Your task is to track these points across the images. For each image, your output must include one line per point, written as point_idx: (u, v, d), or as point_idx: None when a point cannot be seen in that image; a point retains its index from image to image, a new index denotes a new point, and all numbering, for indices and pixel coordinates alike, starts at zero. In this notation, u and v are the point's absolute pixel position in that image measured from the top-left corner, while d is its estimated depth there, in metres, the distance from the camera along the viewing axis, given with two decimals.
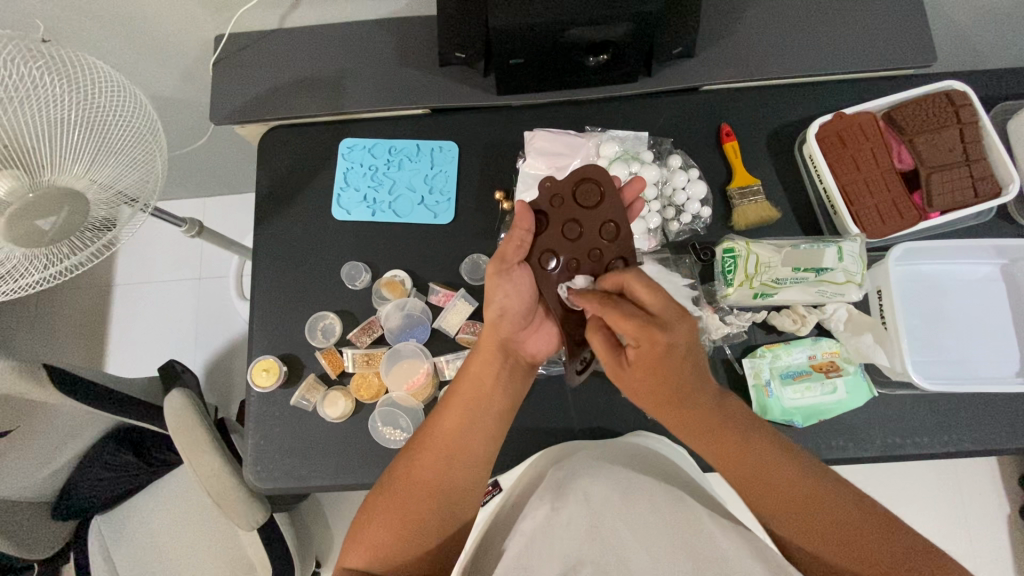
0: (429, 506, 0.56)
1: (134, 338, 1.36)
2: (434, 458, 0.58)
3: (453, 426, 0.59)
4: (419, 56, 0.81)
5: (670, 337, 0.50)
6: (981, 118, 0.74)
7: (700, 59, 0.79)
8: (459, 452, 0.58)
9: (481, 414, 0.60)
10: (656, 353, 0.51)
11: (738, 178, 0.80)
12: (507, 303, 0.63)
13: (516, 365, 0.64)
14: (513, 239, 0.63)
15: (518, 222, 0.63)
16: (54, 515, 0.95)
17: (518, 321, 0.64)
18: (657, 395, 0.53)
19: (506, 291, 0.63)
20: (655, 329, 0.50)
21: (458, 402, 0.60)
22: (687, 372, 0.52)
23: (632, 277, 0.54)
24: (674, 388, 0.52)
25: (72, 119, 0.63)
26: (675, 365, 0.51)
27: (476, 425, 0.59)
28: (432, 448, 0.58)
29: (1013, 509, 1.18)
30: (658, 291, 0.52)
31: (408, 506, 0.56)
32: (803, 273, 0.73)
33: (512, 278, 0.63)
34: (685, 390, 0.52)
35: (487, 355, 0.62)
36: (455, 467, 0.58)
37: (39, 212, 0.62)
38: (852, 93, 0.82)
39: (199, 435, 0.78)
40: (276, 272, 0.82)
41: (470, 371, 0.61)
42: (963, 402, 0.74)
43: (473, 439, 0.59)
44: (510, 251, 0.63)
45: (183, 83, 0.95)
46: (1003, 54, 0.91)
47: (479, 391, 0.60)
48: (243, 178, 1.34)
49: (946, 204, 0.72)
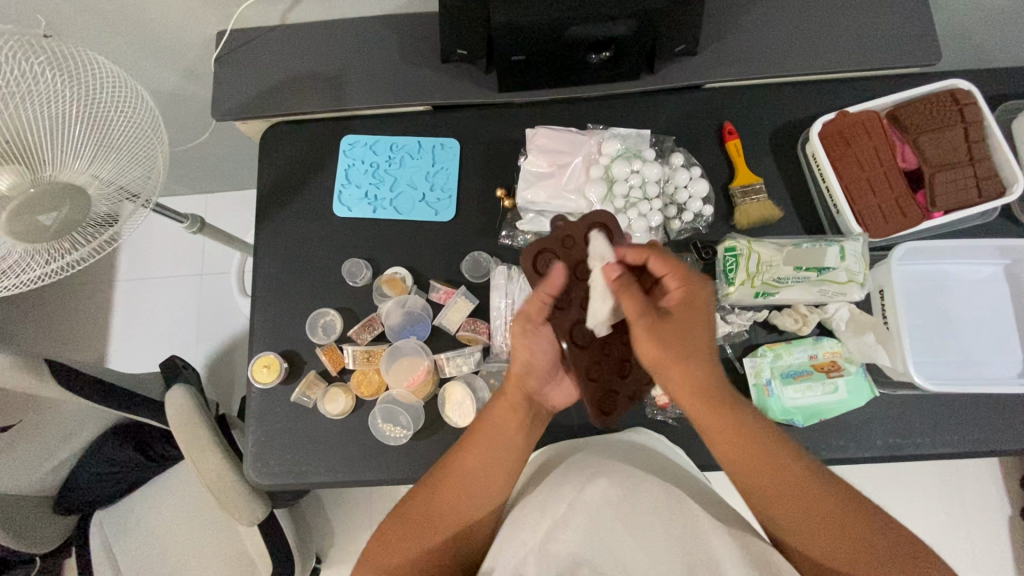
0: (445, 537, 0.56)
1: (136, 334, 1.37)
2: (455, 495, 0.57)
3: (475, 469, 0.58)
4: (420, 53, 0.81)
5: (696, 285, 0.58)
6: (985, 117, 0.74)
7: (702, 57, 0.79)
8: (478, 487, 0.58)
9: (503, 458, 0.59)
10: (688, 300, 0.57)
11: (740, 177, 0.80)
12: (535, 362, 0.61)
13: (537, 413, 0.64)
14: (535, 298, 0.61)
15: (549, 285, 0.61)
16: (59, 509, 0.96)
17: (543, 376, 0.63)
18: (678, 339, 0.54)
19: (535, 350, 0.61)
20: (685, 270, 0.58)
21: (480, 445, 0.58)
22: (704, 327, 0.56)
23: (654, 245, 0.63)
24: (691, 336, 0.55)
25: (74, 114, 0.63)
26: (700, 316, 0.56)
27: (497, 468, 0.58)
28: (451, 483, 0.58)
29: (1014, 510, 1.18)
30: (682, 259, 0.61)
31: (424, 538, 0.56)
32: (805, 272, 0.73)
33: (539, 337, 0.62)
34: (699, 341, 0.55)
35: (513, 402, 0.61)
36: (474, 503, 0.57)
37: (41, 206, 0.62)
38: (856, 91, 0.82)
39: (200, 430, 0.78)
40: (277, 268, 0.82)
41: (494, 415, 0.60)
42: (964, 403, 0.74)
43: (495, 481, 0.58)
44: (535, 311, 0.61)
45: (185, 78, 0.95)
46: (1008, 52, 0.90)
47: (502, 433, 0.59)
48: (245, 174, 1.34)
49: (949, 204, 0.72)
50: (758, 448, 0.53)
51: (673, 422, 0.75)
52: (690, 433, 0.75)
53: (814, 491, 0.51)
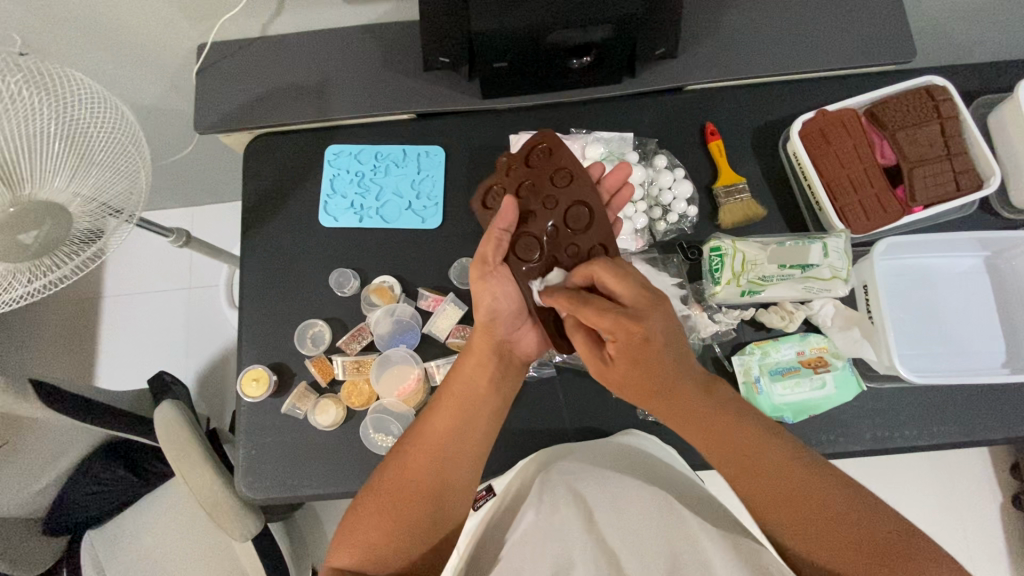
0: (419, 503, 0.56)
1: (123, 351, 1.35)
2: (429, 458, 0.58)
3: (446, 428, 0.59)
4: (404, 62, 0.81)
5: (647, 327, 0.52)
6: (960, 112, 0.75)
7: (683, 60, 0.80)
8: (454, 448, 0.59)
9: (473, 413, 0.60)
10: (630, 345, 0.52)
11: (723, 177, 0.81)
12: (499, 307, 0.63)
13: (508, 365, 0.64)
14: (490, 239, 0.62)
15: (498, 219, 0.62)
16: (44, 530, 0.95)
17: (509, 322, 0.64)
18: (638, 387, 0.55)
19: (494, 293, 0.63)
20: (631, 321, 0.51)
21: (451, 404, 0.60)
22: (666, 362, 0.53)
23: (601, 268, 0.55)
24: (657, 372, 0.53)
25: (54, 131, 0.63)
26: (654, 355, 0.52)
27: (470, 426, 0.60)
28: (427, 446, 0.58)
29: (1005, 498, 1.20)
30: (628, 282, 0.54)
31: (401, 509, 0.55)
32: (790, 270, 0.74)
33: (496, 278, 0.63)
34: (667, 374, 0.53)
35: (482, 358, 0.62)
36: (448, 463, 0.58)
37: (21, 225, 0.61)
38: (835, 90, 0.83)
39: (190, 446, 0.78)
40: (264, 281, 0.82)
41: (464, 374, 0.62)
42: (951, 395, 0.75)
43: (468, 439, 0.59)
44: (490, 251, 0.62)
45: (167, 91, 0.94)
46: (983, 48, 0.91)
47: (470, 392, 0.61)
48: (231, 186, 1.33)
49: (929, 199, 0.73)
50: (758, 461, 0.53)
51: (663, 422, 0.75)
52: (681, 432, 0.75)
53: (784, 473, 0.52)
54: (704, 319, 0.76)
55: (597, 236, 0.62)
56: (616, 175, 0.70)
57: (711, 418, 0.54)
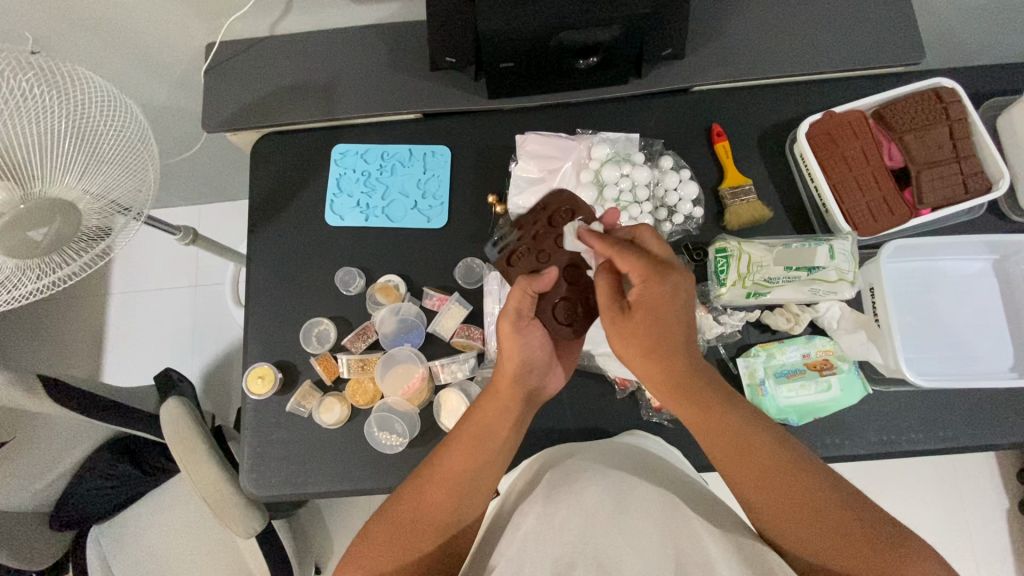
0: (434, 537, 0.55)
1: (130, 347, 1.36)
2: (444, 495, 0.56)
3: (462, 464, 0.57)
4: (410, 61, 0.81)
5: (675, 279, 0.55)
6: (970, 114, 0.74)
7: (689, 60, 0.79)
8: (468, 485, 0.57)
9: (494, 453, 0.58)
10: (660, 294, 0.55)
11: (729, 178, 0.80)
12: (532, 357, 0.60)
13: (531, 404, 0.63)
14: (517, 294, 0.60)
15: (533, 280, 0.61)
16: (54, 525, 0.94)
17: (540, 370, 0.62)
18: (654, 334, 0.55)
19: (526, 344, 0.60)
20: (663, 269, 0.55)
21: (466, 443, 0.58)
22: (681, 314, 0.56)
23: (646, 232, 0.59)
24: (672, 320, 0.55)
25: (63, 129, 0.64)
26: (661, 314, 0.55)
27: (489, 466, 0.58)
28: (438, 483, 0.56)
29: (1013, 504, 1.19)
30: (665, 244, 0.58)
31: (408, 541, 0.54)
32: (796, 271, 0.74)
33: (527, 329, 0.61)
34: (676, 329, 0.56)
35: (507, 399, 0.60)
36: (467, 500, 0.56)
37: (31, 222, 0.62)
38: (842, 91, 0.83)
39: (196, 442, 0.78)
40: (271, 279, 0.82)
41: (484, 412, 0.59)
42: (959, 399, 0.74)
43: (484, 474, 0.57)
44: (519, 305, 0.60)
45: (175, 91, 0.95)
46: (993, 50, 0.91)
47: (487, 432, 0.58)
48: (238, 185, 1.34)
49: (937, 201, 0.73)
50: (726, 429, 0.54)
51: (668, 424, 0.75)
52: (685, 434, 0.75)
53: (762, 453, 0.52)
54: (709, 321, 0.76)
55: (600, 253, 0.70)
56: (609, 217, 0.69)
57: (699, 392, 0.56)
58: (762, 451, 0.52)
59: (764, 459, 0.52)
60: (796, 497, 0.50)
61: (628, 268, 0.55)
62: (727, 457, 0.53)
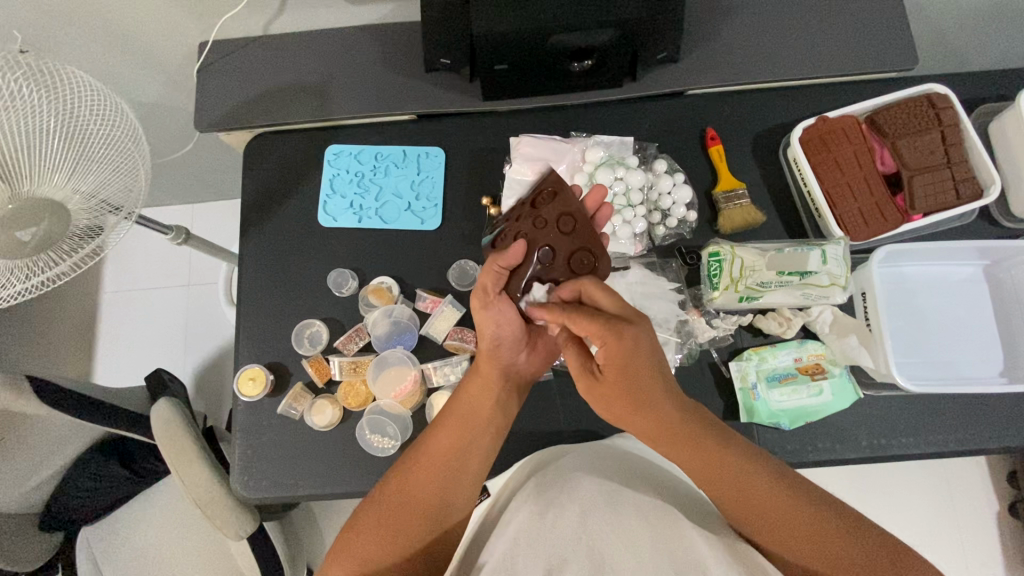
0: (421, 521, 0.54)
1: (121, 348, 1.35)
2: (434, 478, 0.56)
3: (450, 449, 0.57)
4: (405, 62, 0.81)
5: (635, 334, 0.53)
6: (962, 120, 0.75)
7: (685, 64, 0.80)
8: (457, 470, 0.57)
9: (477, 437, 0.58)
10: (619, 355, 0.53)
11: (723, 182, 0.81)
12: (501, 332, 0.61)
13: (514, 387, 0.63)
14: (490, 271, 0.62)
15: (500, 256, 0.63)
16: (42, 526, 0.95)
17: (513, 347, 0.62)
18: (625, 397, 0.54)
19: (497, 321, 0.61)
20: (618, 328, 0.53)
21: (455, 427, 0.58)
22: (652, 370, 0.53)
23: (589, 284, 0.58)
24: (643, 377, 0.53)
25: (52, 128, 0.63)
26: (639, 364, 0.53)
27: (475, 451, 0.58)
28: (428, 467, 0.56)
29: (1002, 507, 1.20)
30: (615, 295, 0.56)
31: (397, 525, 0.54)
32: (788, 277, 0.73)
33: (500, 307, 0.61)
34: (653, 388, 0.53)
35: (488, 380, 0.60)
36: (453, 483, 0.56)
37: (19, 222, 0.62)
38: (836, 96, 0.83)
39: (187, 445, 0.78)
40: (263, 280, 0.82)
41: (471, 394, 0.60)
42: (950, 403, 0.75)
43: (472, 460, 0.58)
44: (491, 282, 0.62)
45: (168, 89, 0.94)
46: (985, 56, 0.91)
47: (474, 415, 0.59)
48: (232, 184, 1.33)
49: (929, 207, 0.73)
50: (718, 463, 0.52)
51: None
52: None
53: (761, 484, 0.51)
54: (702, 325, 0.76)
55: (581, 237, 0.66)
56: (593, 196, 0.69)
57: (694, 435, 0.53)
58: (758, 484, 0.51)
59: (763, 490, 0.51)
60: (798, 530, 0.49)
61: (587, 331, 0.54)
62: (724, 495, 0.51)
